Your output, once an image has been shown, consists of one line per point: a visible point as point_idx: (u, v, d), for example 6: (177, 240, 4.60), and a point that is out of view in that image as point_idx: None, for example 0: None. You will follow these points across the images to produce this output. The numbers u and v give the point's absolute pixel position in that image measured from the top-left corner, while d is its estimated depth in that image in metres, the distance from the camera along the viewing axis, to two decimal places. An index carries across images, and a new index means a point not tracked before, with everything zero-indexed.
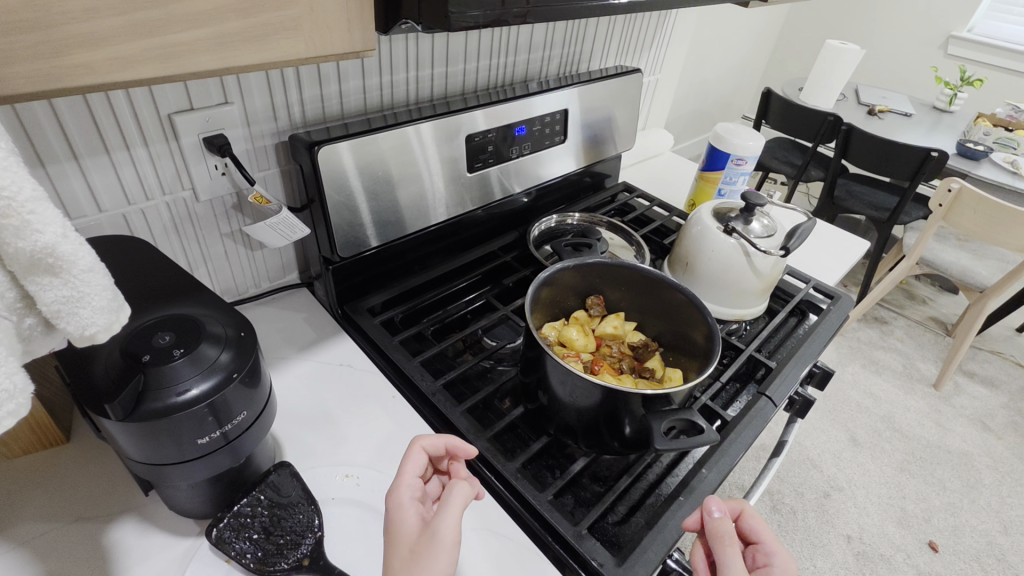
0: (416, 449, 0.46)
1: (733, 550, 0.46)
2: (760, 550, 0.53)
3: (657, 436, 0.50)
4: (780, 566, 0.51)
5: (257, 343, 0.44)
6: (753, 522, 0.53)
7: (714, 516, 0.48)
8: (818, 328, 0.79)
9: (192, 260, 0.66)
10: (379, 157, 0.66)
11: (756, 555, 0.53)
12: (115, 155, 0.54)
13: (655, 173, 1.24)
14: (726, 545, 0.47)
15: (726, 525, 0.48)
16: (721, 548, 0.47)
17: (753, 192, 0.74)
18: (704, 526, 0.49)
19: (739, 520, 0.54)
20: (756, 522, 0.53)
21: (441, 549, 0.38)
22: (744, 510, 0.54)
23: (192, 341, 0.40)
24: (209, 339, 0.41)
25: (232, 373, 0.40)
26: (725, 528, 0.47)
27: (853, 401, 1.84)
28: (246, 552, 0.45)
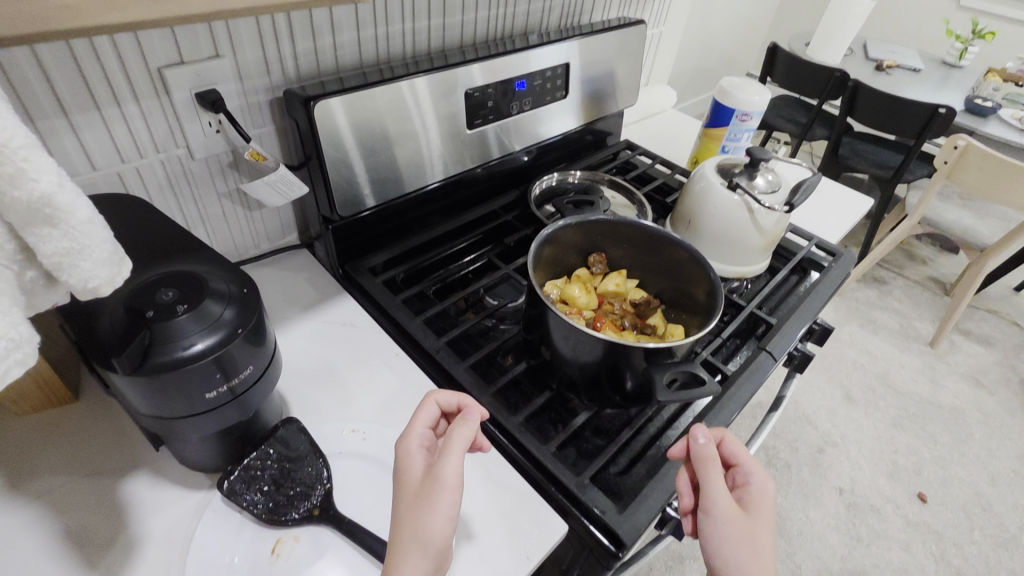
0: (430, 403, 0.47)
1: (716, 474, 0.45)
2: (738, 473, 0.49)
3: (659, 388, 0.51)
4: (757, 488, 0.46)
5: (260, 299, 0.44)
6: (732, 449, 0.49)
7: (698, 442, 0.47)
8: (819, 286, 0.80)
9: (190, 219, 0.65)
10: (377, 113, 0.64)
11: (734, 478, 0.49)
12: (105, 110, 0.53)
13: (656, 131, 1.22)
14: (710, 465, 0.46)
15: (711, 448, 0.47)
16: (704, 472, 0.45)
17: (759, 146, 0.72)
18: (689, 455, 0.48)
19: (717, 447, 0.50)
20: (734, 448, 0.50)
21: (445, 492, 0.39)
22: (725, 437, 0.50)
23: (196, 297, 0.40)
24: (212, 295, 0.41)
25: (237, 328, 0.40)
26: (710, 454, 0.46)
27: (849, 360, 1.86)
28: (257, 503, 0.47)
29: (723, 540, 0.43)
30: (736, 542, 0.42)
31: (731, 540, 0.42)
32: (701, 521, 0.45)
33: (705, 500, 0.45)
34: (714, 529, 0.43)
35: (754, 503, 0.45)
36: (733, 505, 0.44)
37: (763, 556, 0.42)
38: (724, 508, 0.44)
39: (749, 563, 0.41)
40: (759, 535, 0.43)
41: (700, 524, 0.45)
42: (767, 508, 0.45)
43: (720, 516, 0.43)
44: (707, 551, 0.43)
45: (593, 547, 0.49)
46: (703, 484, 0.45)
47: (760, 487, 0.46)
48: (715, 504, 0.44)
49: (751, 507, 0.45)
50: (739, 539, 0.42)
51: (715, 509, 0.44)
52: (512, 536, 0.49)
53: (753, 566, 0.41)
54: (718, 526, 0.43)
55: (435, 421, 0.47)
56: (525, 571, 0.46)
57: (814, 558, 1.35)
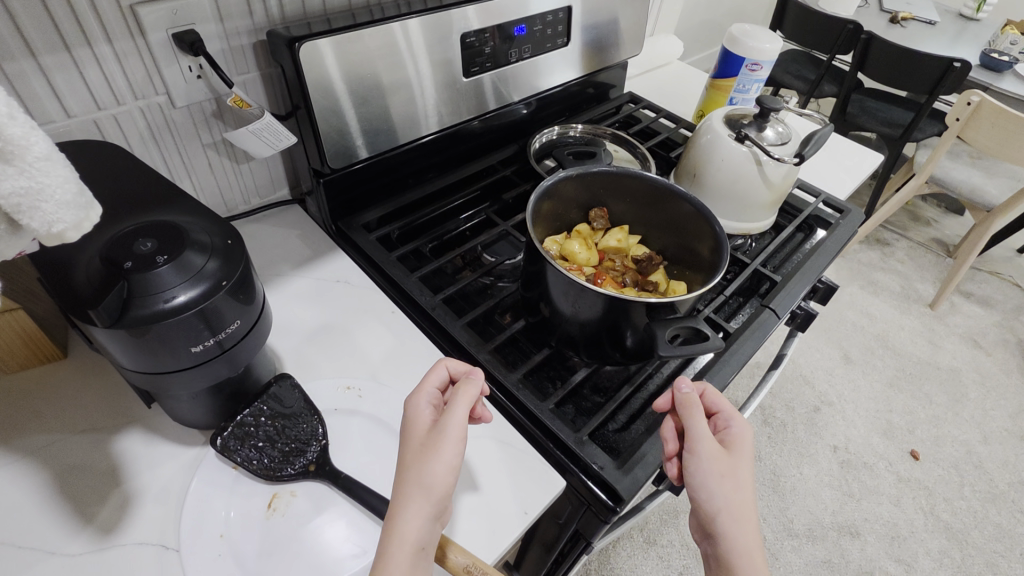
0: (440, 365, 0.46)
1: (699, 415, 0.45)
2: (719, 420, 0.47)
3: (661, 344, 0.49)
4: (737, 430, 0.45)
5: (246, 252, 0.42)
6: (713, 397, 0.48)
7: (682, 390, 0.47)
8: (825, 244, 0.78)
9: (174, 172, 0.62)
10: (367, 57, 0.60)
11: (715, 425, 0.47)
12: (76, 52, 0.49)
13: (661, 83, 1.17)
14: (693, 414, 0.45)
15: (693, 398, 0.46)
16: (688, 413, 0.45)
17: (769, 95, 0.69)
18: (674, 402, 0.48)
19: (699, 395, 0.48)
20: (715, 397, 0.48)
21: (449, 442, 0.39)
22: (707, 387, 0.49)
23: (176, 248, 0.38)
24: (195, 246, 0.39)
25: (222, 282, 0.39)
26: (693, 400, 0.46)
27: (849, 321, 1.86)
28: (253, 459, 0.46)
29: (704, 477, 0.42)
30: (720, 478, 0.42)
31: (715, 476, 0.42)
32: (685, 460, 0.44)
33: (689, 439, 0.44)
34: (697, 467, 0.43)
35: (736, 443, 0.44)
36: (716, 443, 0.44)
37: (745, 491, 0.42)
38: (707, 445, 0.43)
39: (731, 496, 0.41)
40: (741, 478, 0.42)
41: (684, 463, 0.44)
42: (748, 449, 0.44)
43: (704, 453, 0.43)
44: (691, 489, 0.43)
45: (591, 502, 0.49)
46: (687, 425, 0.45)
47: (740, 429, 0.45)
48: (699, 442, 0.44)
49: (733, 448, 0.44)
50: (722, 475, 0.42)
51: (699, 446, 0.43)
52: (510, 491, 0.48)
53: (735, 499, 0.41)
54: (702, 464, 0.43)
55: (444, 383, 0.46)
56: (523, 525, 0.46)
57: (806, 513, 1.39)
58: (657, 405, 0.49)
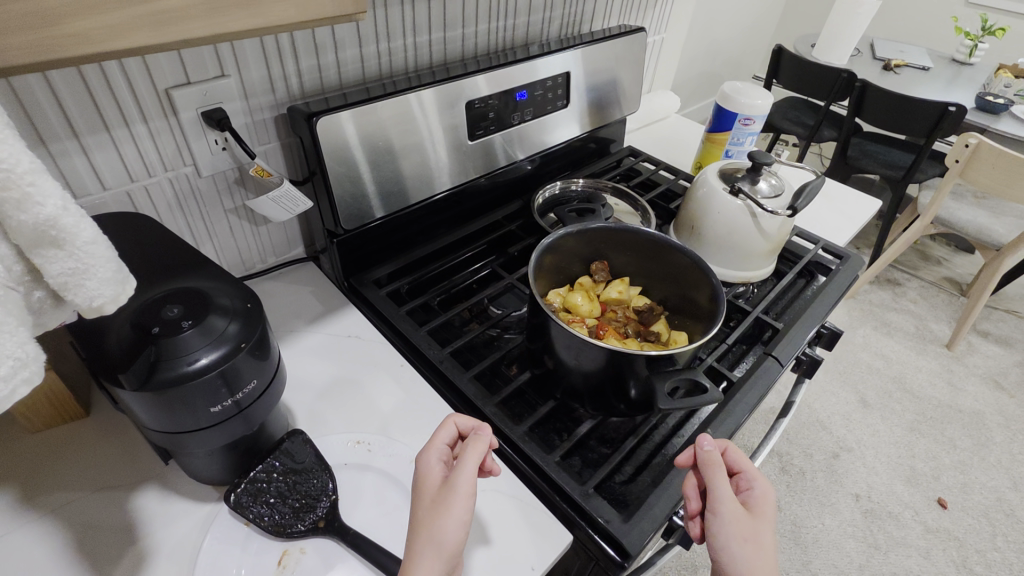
0: (449, 421, 0.48)
1: (724, 476, 0.46)
2: (741, 481, 0.49)
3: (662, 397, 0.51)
4: (760, 493, 0.47)
5: (264, 314, 0.45)
6: (735, 456, 0.49)
7: (706, 449, 0.48)
8: (826, 290, 0.80)
9: (198, 235, 0.66)
10: (378, 126, 0.65)
11: (738, 485, 0.49)
12: (115, 132, 0.54)
13: (660, 136, 1.22)
14: (717, 475, 0.46)
15: (718, 457, 0.47)
16: (710, 474, 0.46)
17: (761, 151, 0.72)
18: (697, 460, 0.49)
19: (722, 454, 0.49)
20: (737, 456, 0.49)
21: (458, 498, 0.41)
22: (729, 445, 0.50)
23: (201, 313, 0.41)
24: (217, 311, 0.42)
25: (241, 344, 0.41)
26: (717, 459, 0.47)
27: (863, 363, 1.83)
28: (264, 515, 0.47)
29: (729, 541, 0.43)
30: (743, 541, 0.43)
31: (738, 539, 0.43)
32: (708, 521, 0.45)
33: (712, 501, 0.46)
34: (720, 530, 0.44)
35: (759, 507, 0.46)
36: (739, 506, 0.45)
37: (769, 556, 0.43)
38: (729, 509, 0.44)
39: (755, 562, 0.42)
40: (764, 540, 0.44)
41: (708, 524, 0.45)
42: (771, 512, 0.46)
43: (726, 517, 0.44)
44: (714, 551, 0.44)
45: (599, 558, 0.49)
46: (710, 487, 0.46)
47: (762, 492, 0.47)
48: (722, 505, 0.45)
49: (756, 510, 0.46)
50: (745, 540, 0.43)
51: (722, 509, 0.44)
52: (516, 546, 0.49)
53: (759, 564, 0.42)
54: (725, 527, 0.44)
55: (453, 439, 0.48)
56: None
57: (831, 567, 1.33)
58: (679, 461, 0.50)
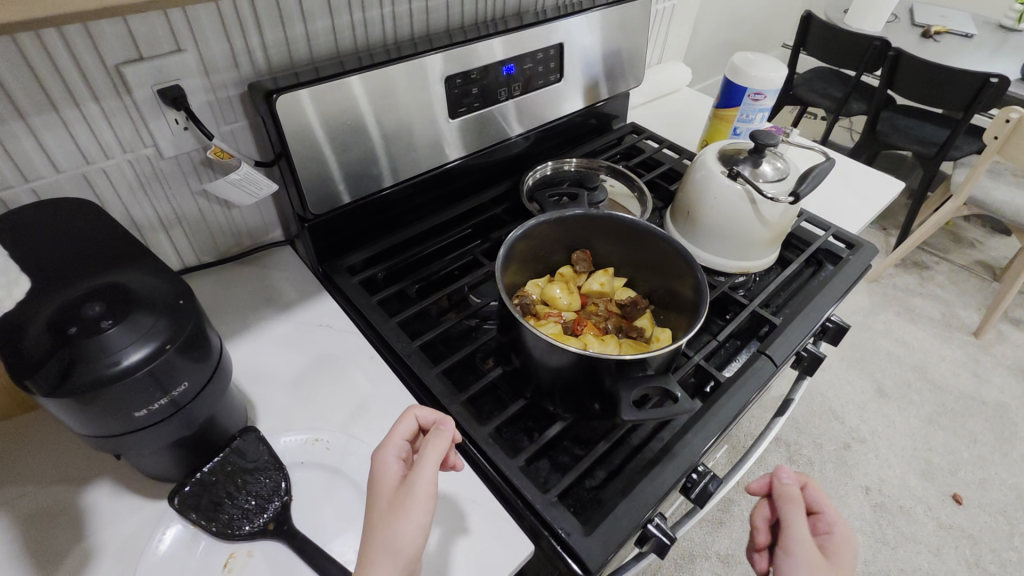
0: (409, 415, 0.45)
1: (797, 510, 0.52)
2: (819, 520, 0.53)
3: (627, 409, 0.48)
4: (840, 537, 0.51)
5: (198, 307, 0.42)
6: (814, 495, 0.55)
7: (784, 481, 0.54)
8: (833, 281, 0.74)
9: (164, 219, 0.64)
10: (346, 104, 0.60)
11: (816, 525, 0.54)
12: (64, 112, 0.51)
13: (668, 111, 1.14)
14: (793, 507, 0.52)
15: (794, 489, 0.53)
16: (788, 508, 0.52)
17: (764, 130, 0.66)
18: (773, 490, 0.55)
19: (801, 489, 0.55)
20: (816, 495, 0.55)
21: (417, 501, 0.38)
22: (809, 483, 0.55)
23: (123, 310, 0.38)
24: (143, 306, 0.39)
25: (165, 344, 0.39)
26: (792, 493, 0.53)
27: (883, 351, 1.76)
28: (210, 517, 0.46)
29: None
30: None
31: None
32: (779, 558, 0.50)
33: (785, 540, 0.50)
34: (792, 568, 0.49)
35: (836, 550, 0.50)
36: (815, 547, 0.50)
37: None
38: (804, 548, 0.49)
39: None
40: None
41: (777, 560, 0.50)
42: (849, 557, 0.50)
43: (800, 555, 0.49)
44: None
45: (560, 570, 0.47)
46: (786, 522, 0.51)
47: (842, 536, 0.51)
48: (791, 540, 0.50)
49: (832, 553, 0.50)
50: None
51: (796, 549, 0.49)
52: (472, 556, 0.46)
53: None
54: (798, 567, 0.48)
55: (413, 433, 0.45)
56: None
57: None
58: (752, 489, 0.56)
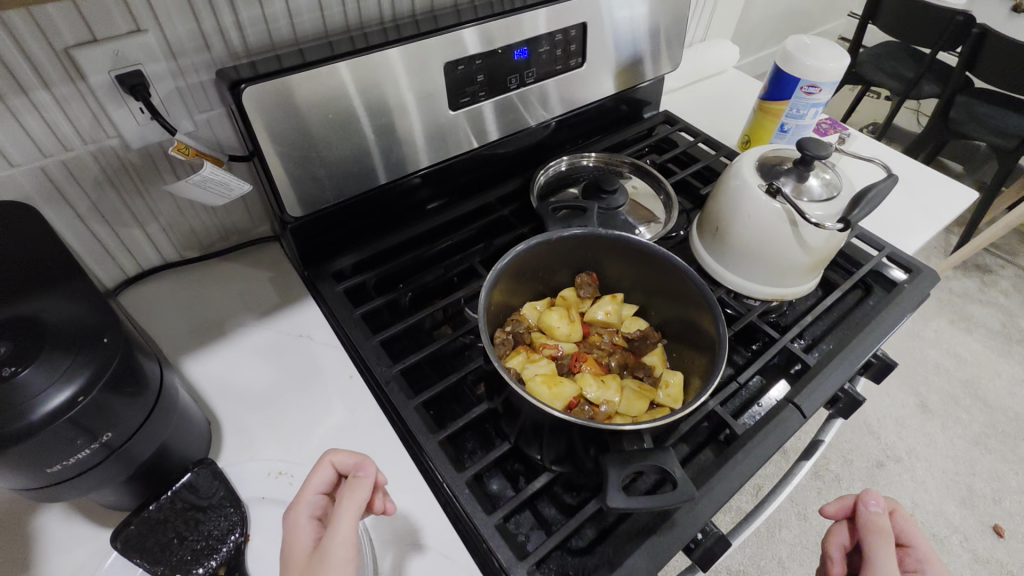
0: (324, 463, 0.42)
1: (882, 538, 0.51)
2: (907, 553, 0.55)
3: (612, 490, 0.37)
4: (930, 574, 0.53)
5: (127, 335, 0.38)
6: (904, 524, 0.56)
7: (871, 508, 0.53)
8: (881, 313, 0.65)
9: (138, 214, 0.59)
10: (328, 95, 0.53)
11: (903, 558, 0.55)
12: (11, 101, 0.46)
13: (709, 96, 1.02)
14: (878, 535, 0.52)
15: (882, 519, 0.52)
16: (872, 539, 0.51)
17: (813, 139, 0.56)
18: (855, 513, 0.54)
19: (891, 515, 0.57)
20: (904, 521, 0.56)
21: (332, 566, 0.36)
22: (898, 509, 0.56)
23: (33, 352, 0.33)
24: (58, 343, 0.34)
25: (78, 396, 0.33)
26: (879, 520, 0.52)
27: (930, 362, 1.62)
28: (155, 559, 0.42)
29: None
30: None
31: None
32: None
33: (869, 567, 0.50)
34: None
35: None
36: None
37: None
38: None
39: None
40: None
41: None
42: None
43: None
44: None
45: None
46: (871, 555, 0.51)
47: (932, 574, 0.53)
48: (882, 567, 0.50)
49: None
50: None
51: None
52: None
53: None
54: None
55: (332, 482, 0.42)
56: None
57: None
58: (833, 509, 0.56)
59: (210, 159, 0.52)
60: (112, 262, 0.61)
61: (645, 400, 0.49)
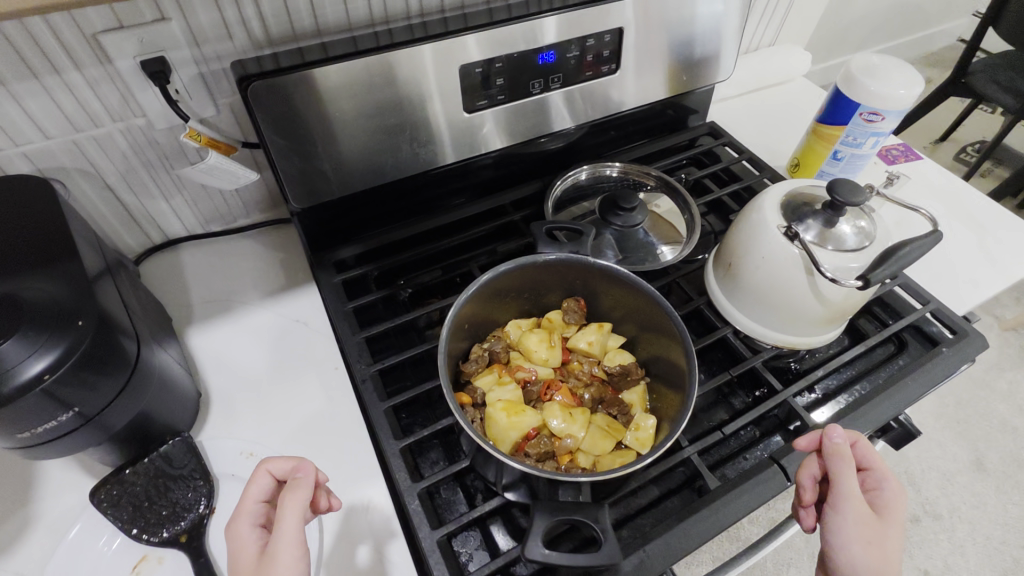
0: (261, 472, 0.43)
1: (850, 473, 0.46)
2: (868, 476, 0.49)
3: (533, 537, 0.38)
4: (889, 494, 0.47)
5: (101, 315, 0.40)
6: (866, 452, 0.49)
7: (836, 441, 0.47)
8: (911, 375, 0.58)
9: (164, 188, 0.62)
10: (335, 92, 0.52)
11: (863, 480, 0.49)
12: (45, 80, 0.49)
13: (769, 108, 0.94)
14: (846, 468, 0.46)
15: (848, 451, 0.47)
16: (837, 468, 0.46)
17: (847, 184, 0.51)
18: (821, 448, 0.48)
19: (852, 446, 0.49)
20: (867, 451, 0.49)
21: (281, 565, 0.38)
22: (860, 439, 0.49)
23: (8, 329, 0.36)
24: (31, 322, 0.37)
25: (44, 374, 0.36)
26: (846, 452, 0.46)
27: (999, 419, 1.43)
28: (125, 518, 0.46)
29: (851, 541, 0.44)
30: (865, 544, 0.44)
31: (860, 541, 0.44)
32: (825, 515, 0.47)
33: (833, 495, 0.46)
34: (840, 527, 0.45)
35: (888, 506, 0.47)
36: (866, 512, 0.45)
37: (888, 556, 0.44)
38: (854, 508, 0.45)
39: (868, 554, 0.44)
40: (890, 536, 0.45)
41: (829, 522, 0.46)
42: (899, 514, 0.46)
43: (848, 515, 0.45)
44: (829, 546, 0.46)
45: None
46: (835, 481, 0.46)
47: (892, 494, 0.47)
48: (847, 504, 0.45)
49: (891, 509, 0.47)
50: (868, 542, 0.44)
51: (846, 508, 0.45)
52: None
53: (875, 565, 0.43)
54: (845, 525, 0.45)
55: (271, 489, 0.44)
56: None
57: None
58: (798, 444, 0.50)
59: (218, 148, 0.56)
60: (139, 229, 0.65)
61: (611, 440, 0.48)
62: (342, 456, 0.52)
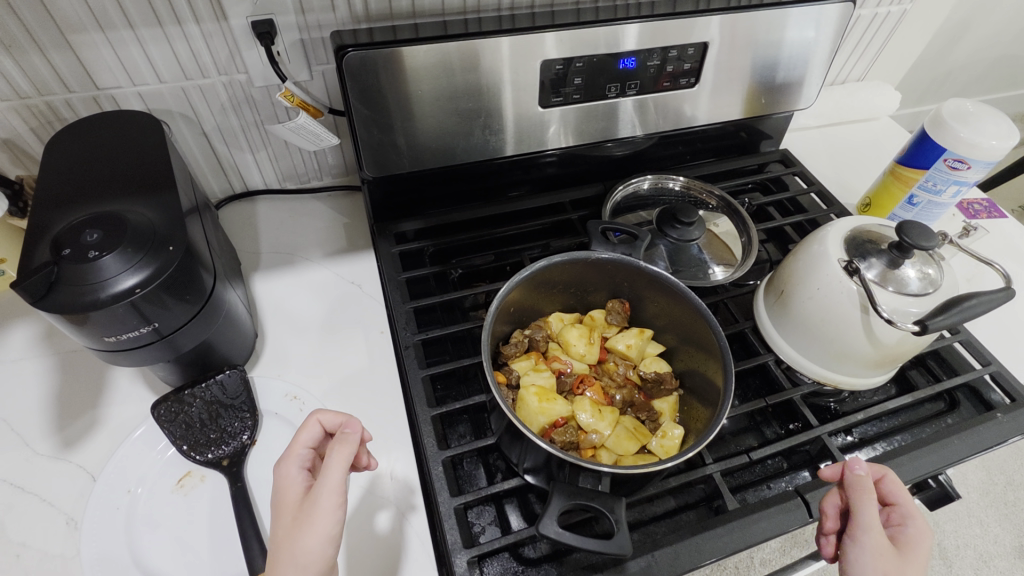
0: (312, 421, 0.45)
1: (871, 503, 0.45)
2: (893, 512, 0.48)
3: (546, 518, 0.40)
4: (913, 532, 0.46)
5: (189, 245, 0.44)
6: (892, 488, 0.48)
7: (857, 472, 0.47)
8: (958, 435, 0.56)
9: (251, 140, 0.67)
10: (422, 71, 0.55)
11: (888, 517, 0.48)
12: (168, 29, 0.54)
13: (846, 143, 0.91)
14: (866, 498, 0.45)
15: (869, 482, 0.46)
16: (858, 499, 0.46)
17: (920, 227, 0.50)
18: (843, 479, 0.48)
19: (877, 481, 0.49)
20: (894, 488, 0.48)
21: (323, 510, 0.39)
22: (886, 475, 0.49)
23: (113, 242, 0.41)
24: (132, 239, 0.41)
25: (135, 288, 0.40)
26: (867, 484, 0.46)
27: None
28: (179, 436, 0.50)
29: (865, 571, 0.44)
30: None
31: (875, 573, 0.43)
32: (844, 544, 0.46)
33: (854, 524, 0.46)
34: (858, 557, 0.44)
35: (911, 544, 0.46)
36: (883, 544, 0.44)
37: None
38: (873, 539, 0.44)
39: None
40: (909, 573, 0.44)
41: (844, 551, 0.46)
42: (922, 553, 0.45)
43: (866, 546, 0.44)
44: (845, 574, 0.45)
45: None
46: (856, 512, 0.46)
47: (916, 532, 0.46)
48: (865, 533, 0.45)
49: (913, 548, 0.45)
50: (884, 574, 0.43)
51: (864, 539, 0.45)
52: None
53: None
54: (863, 556, 0.44)
55: (319, 438, 0.46)
56: None
57: None
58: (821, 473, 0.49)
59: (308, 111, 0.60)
60: (223, 175, 0.70)
61: (636, 443, 0.48)
62: (376, 415, 0.55)
